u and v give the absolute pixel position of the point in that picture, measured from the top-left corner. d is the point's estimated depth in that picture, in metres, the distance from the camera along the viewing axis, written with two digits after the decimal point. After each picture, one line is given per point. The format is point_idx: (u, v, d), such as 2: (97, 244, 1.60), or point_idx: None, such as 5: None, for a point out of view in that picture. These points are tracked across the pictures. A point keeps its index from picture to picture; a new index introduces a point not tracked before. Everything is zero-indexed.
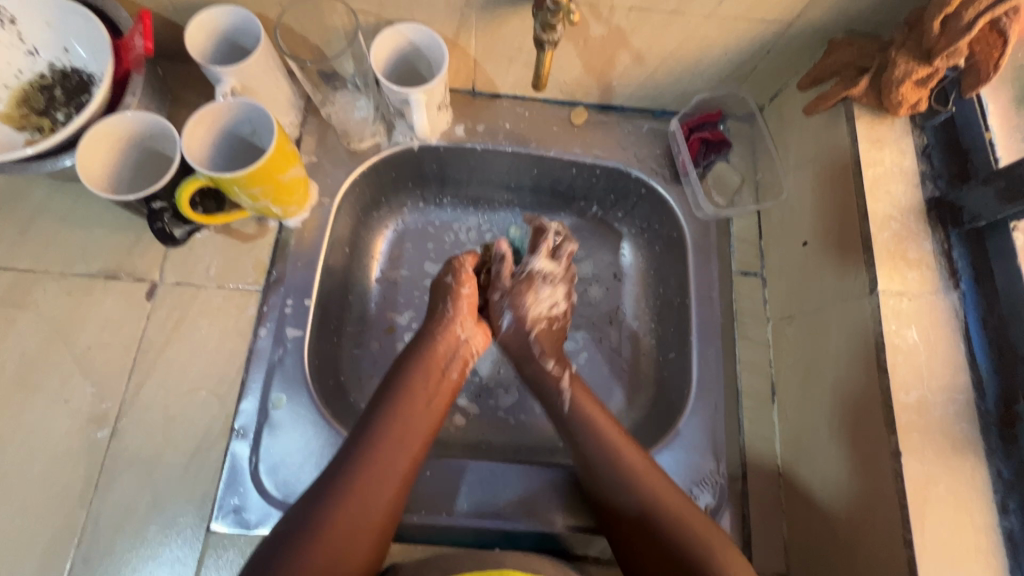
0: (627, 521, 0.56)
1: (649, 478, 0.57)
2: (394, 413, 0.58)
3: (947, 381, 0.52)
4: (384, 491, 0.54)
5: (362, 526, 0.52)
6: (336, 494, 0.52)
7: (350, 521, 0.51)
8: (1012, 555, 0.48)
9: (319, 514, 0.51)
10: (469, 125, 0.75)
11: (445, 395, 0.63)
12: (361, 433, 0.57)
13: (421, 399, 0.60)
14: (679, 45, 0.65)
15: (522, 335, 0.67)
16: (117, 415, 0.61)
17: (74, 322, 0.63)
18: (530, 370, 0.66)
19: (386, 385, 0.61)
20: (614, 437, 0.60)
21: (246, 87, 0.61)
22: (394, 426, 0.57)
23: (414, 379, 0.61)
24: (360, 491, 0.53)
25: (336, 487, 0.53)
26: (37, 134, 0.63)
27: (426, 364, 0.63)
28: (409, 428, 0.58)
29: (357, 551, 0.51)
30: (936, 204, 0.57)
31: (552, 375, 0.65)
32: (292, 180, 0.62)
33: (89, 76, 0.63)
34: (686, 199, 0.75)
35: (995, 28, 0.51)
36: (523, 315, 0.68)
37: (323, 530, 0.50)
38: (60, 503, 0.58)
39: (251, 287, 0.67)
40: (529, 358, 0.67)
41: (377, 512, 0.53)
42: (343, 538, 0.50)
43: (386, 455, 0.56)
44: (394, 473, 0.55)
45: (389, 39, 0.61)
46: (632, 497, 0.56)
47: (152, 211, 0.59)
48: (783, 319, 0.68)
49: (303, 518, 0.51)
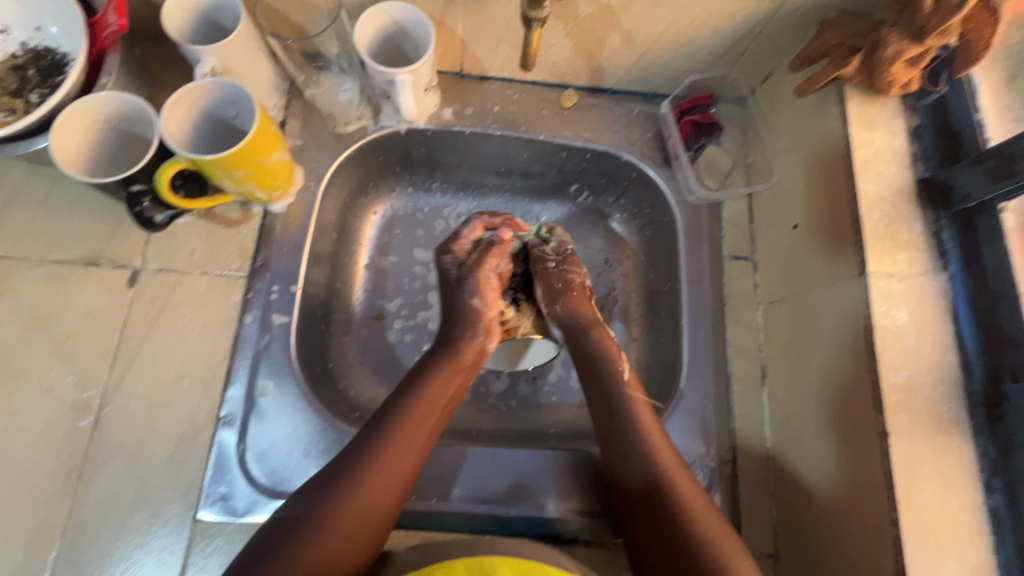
0: (633, 484, 0.57)
1: (664, 454, 0.57)
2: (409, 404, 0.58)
3: (935, 361, 0.52)
4: (395, 480, 0.54)
5: (372, 513, 0.52)
6: (351, 477, 0.53)
7: (360, 507, 0.52)
8: (997, 533, 0.48)
9: (329, 501, 0.51)
10: (457, 108, 0.73)
11: (460, 390, 0.62)
12: (376, 423, 0.57)
13: (438, 398, 0.60)
14: (669, 26, 0.64)
15: (575, 309, 0.66)
16: (100, 404, 0.60)
17: (54, 310, 0.62)
18: (589, 340, 0.65)
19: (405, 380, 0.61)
20: (659, 437, 0.59)
21: (228, 68, 0.59)
22: (408, 421, 0.57)
23: (433, 373, 0.61)
24: (373, 478, 0.53)
25: (352, 471, 0.53)
26: (9, 117, 0.60)
27: (447, 363, 0.62)
28: (422, 419, 0.58)
29: (365, 537, 0.51)
30: (926, 184, 0.57)
31: (612, 346, 0.65)
32: (276, 164, 0.61)
33: (62, 56, 0.61)
34: (677, 183, 0.74)
35: (988, 6, 0.50)
36: (573, 301, 0.66)
37: (333, 516, 0.50)
38: (43, 493, 0.57)
39: (236, 273, 0.66)
40: (591, 323, 0.66)
41: (386, 500, 0.53)
42: (353, 522, 0.51)
43: (401, 445, 0.56)
44: (406, 462, 0.55)
45: (374, 17, 0.59)
46: (646, 462, 0.57)
47: (132, 194, 0.58)
48: (773, 302, 0.68)
49: (315, 503, 0.51)
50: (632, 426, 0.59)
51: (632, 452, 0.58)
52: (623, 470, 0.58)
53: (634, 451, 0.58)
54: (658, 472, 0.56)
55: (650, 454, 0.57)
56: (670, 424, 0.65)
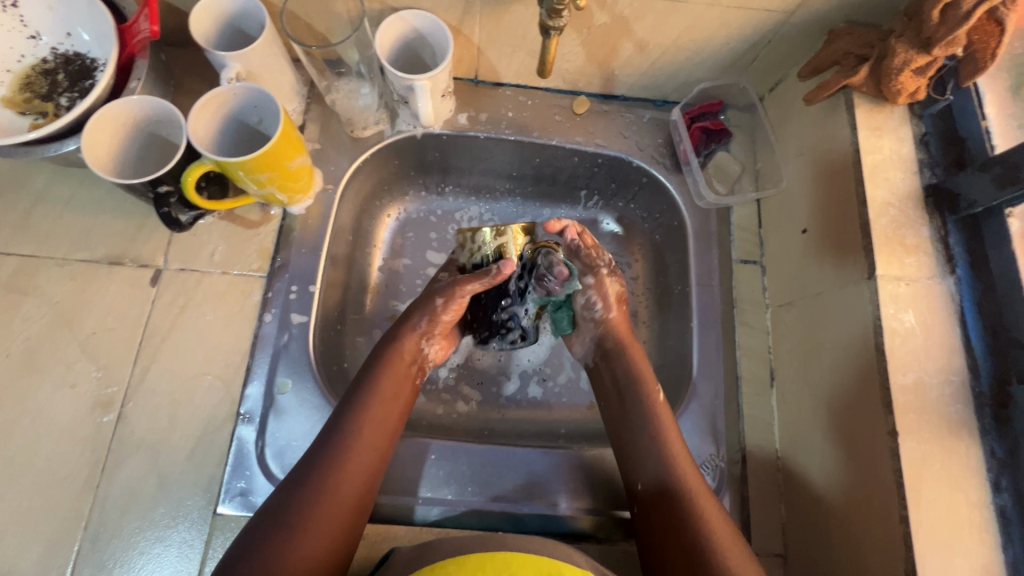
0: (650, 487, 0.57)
1: (682, 459, 0.58)
2: (359, 412, 0.58)
3: (942, 363, 0.53)
4: (353, 480, 0.55)
5: (343, 508, 0.53)
6: (320, 475, 0.54)
7: (333, 503, 0.53)
8: (1005, 531, 0.49)
9: (301, 500, 0.52)
10: (471, 114, 0.75)
11: (410, 393, 0.63)
12: (336, 421, 0.58)
13: (386, 400, 0.60)
14: (681, 35, 0.66)
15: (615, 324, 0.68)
16: (123, 400, 0.61)
17: (79, 307, 0.63)
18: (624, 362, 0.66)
19: (360, 383, 0.62)
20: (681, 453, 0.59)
21: (251, 73, 0.61)
22: (359, 426, 0.57)
23: (389, 375, 0.62)
24: (339, 477, 0.54)
25: (319, 470, 0.54)
26: (40, 119, 0.62)
27: (391, 368, 0.62)
28: (377, 423, 0.59)
29: (340, 533, 0.52)
30: (933, 190, 0.58)
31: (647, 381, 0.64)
32: (298, 168, 0.63)
33: (91, 61, 0.63)
34: (688, 187, 0.76)
35: (994, 18, 0.51)
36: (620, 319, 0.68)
37: (304, 512, 0.51)
38: (66, 487, 0.58)
39: (255, 274, 0.67)
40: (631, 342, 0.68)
41: (351, 498, 0.54)
42: (327, 518, 0.52)
43: (364, 444, 0.57)
44: (357, 470, 0.55)
45: (394, 25, 0.61)
46: (661, 463, 0.58)
47: (159, 195, 0.60)
48: (782, 306, 0.69)
49: (288, 502, 0.52)
50: (658, 448, 0.59)
51: (648, 451, 0.59)
52: (640, 469, 0.59)
53: (648, 449, 0.59)
54: (671, 459, 0.58)
55: (669, 455, 0.58)
56: (682, 423, 0.66)
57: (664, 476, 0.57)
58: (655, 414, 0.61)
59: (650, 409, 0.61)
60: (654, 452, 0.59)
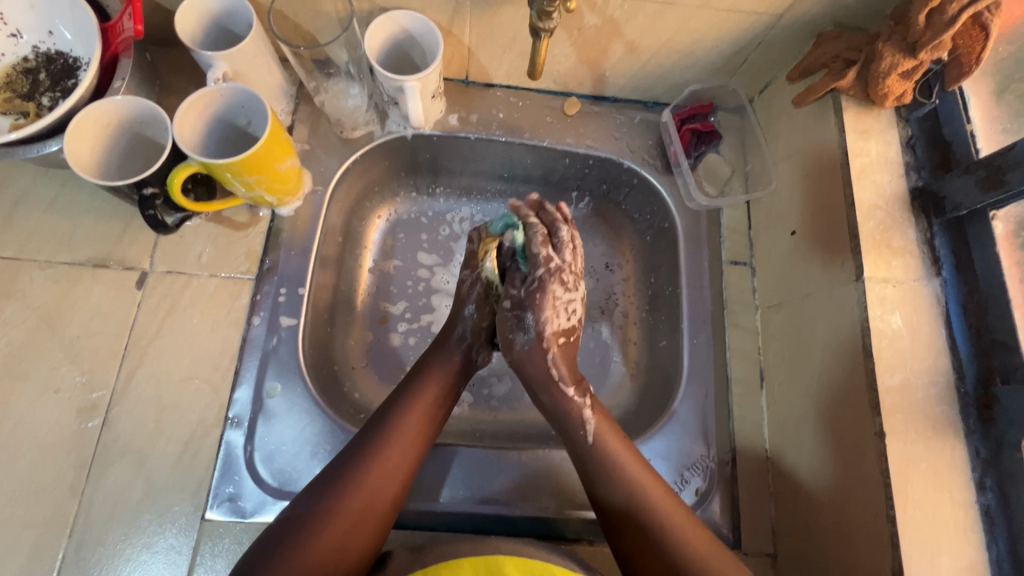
0: (618, 506, 0.55)
1: (644, 482, 0.56)
2: (399, 417, 0.57)
3: (928, 364, 0.54)
4: (387, 485, 0.54)
5: (364, 521, 0.52)
6: (342, 486, 0.53)
7: (355, 514, 0.52)
8: (988, 529, 0.50)
9: (319, 509, 0.51)
10: (462, 115, 0.75)
11: (450, 402, 0.62)
12: (374, 427, 0.57)
13: (429, 404, 0.59)
14: (670, 37, 0.66)
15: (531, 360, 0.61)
16: (107, 405, 0.60)
17: (62, 311, 0.62)
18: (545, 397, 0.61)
19: (403, 386, 0.61)
20: (661, 494, 0.56)
21: (238, 74, 0.60)
22: (401, 430, 0.57)
23: (428, 385, 0.61)
24: (361, 489, 0.53)
25: (342, 481, 0.53)
26: (21, 119, 0.61)
27: (435, 374, 0.62)
28: (417, 428, 0.58)
29: (360, 543, 0.51)
30: (919, 193, 0.59)
31: (569, 399, 0.60)
32: (287, 170, 0.62)
33: (74, 60, 0.62)
34: (677, 189, 0.76)
35: (978, 22, 0.53)
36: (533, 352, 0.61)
37: (322, 523, 0.50)
38: (49, 494, 0.57)
39: (244, 276, 0.66)
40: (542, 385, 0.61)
41: (381, 504, 0.53)
42: (348, 528, 0.51)
43: (392, 455, 0.55)
44: (394, 474, 0.55)
45: (382, 26, 0.60)
46: (620, 488, 0.55)
47: (144, 197, 0.58)
48: (771, 306, 0.69)
49: (307, 510, 0.51)
50: (609, 471, 0.56)
51: (604, 477, 0.56)
52: (602, 493, 0.56)
53: (604, 474, 0.56)
54: (638, 497, 0.55)
55: (628, 478, 0.56)
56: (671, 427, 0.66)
57: (633, 501, 0.55)
58: (612, 448, 0.57)
59: (611, 443, 0.57)
60: (618, 484, 0.55)
